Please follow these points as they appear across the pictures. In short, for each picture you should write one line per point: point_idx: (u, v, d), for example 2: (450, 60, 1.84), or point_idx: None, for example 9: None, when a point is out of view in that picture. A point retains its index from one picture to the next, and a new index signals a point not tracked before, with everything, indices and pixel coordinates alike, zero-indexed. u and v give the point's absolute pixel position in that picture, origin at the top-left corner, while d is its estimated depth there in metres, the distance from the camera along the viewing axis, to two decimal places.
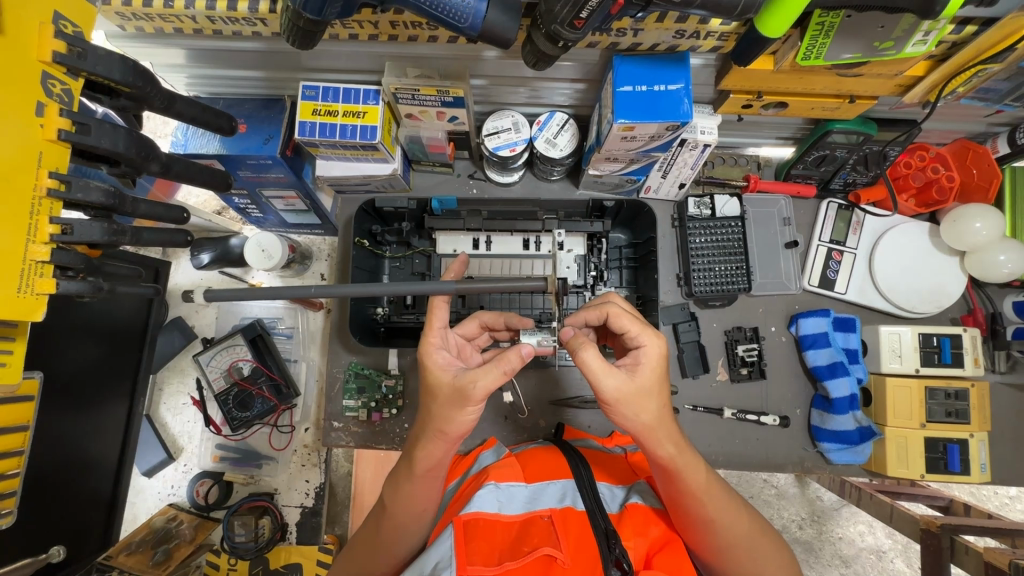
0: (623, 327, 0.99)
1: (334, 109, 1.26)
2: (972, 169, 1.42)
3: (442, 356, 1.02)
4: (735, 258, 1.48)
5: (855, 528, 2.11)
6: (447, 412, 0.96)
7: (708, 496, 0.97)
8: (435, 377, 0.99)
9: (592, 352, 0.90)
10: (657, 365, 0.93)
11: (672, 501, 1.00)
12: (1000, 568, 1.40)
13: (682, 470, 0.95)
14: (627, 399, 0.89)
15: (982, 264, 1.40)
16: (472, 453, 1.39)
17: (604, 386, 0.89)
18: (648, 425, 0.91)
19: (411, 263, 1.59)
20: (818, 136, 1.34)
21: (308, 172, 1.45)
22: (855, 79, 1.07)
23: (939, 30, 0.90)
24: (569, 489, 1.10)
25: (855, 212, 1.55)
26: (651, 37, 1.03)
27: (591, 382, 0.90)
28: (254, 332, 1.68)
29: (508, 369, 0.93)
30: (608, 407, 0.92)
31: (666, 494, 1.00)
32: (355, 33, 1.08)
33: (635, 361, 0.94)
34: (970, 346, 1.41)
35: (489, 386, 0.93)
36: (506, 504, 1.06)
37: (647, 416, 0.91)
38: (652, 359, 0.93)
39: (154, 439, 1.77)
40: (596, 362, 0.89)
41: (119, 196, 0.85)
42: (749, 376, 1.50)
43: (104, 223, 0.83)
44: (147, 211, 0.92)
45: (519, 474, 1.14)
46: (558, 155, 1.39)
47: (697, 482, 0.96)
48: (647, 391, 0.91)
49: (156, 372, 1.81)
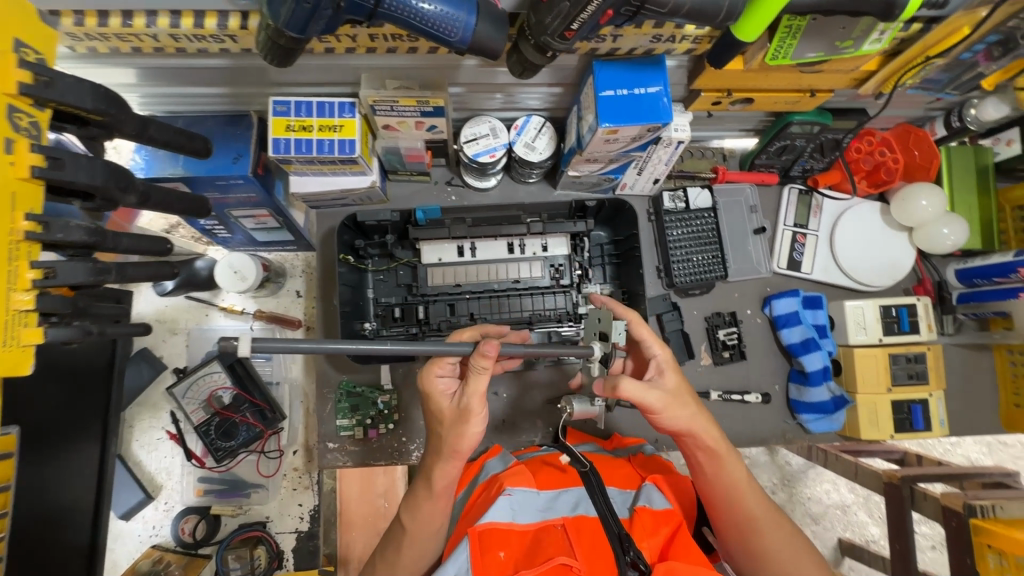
0: (641, 336, 1.07)
1: (308, 123, 1.22)
2: (914, 151, 1.53)
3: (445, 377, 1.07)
4: (712, 247, 1.56)
5: (822, 487, 2.25)
6: (453, 429, 1.03)
7: (749, 490, 1.05)
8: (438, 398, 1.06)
9: (628, 382, 0.98)
10: (676, 368, 1.06)
11: (713, 498, 1.06)
12: (956, 510, 1.54)
13: (726, 461, 1.05)
14: (667, 407, 1.01)
15: (930, 238, 1.53)
16: (477, 460, 1.38)
17: (648, 401, 0.99)
18: (687, 428, 1.02)
19: (395, 275, 1.53)
20: (778, 128, 1.42)
21: (280, 188, 1.39)
22: (816, 74, 1.15)
23: (893, 29, 0.97)
24: (581, 496, 1.12)
25: (815, 196, 1.64)
26: (629, 42, 1.06)
27: (636, 403, 1.00)
28: (232, 358, 1.62)
29: (483, 368, 0.97)
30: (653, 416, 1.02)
31: (709, 491, 1.07)
32: (331, 47, 1.05)
33: (658, 369, 1.05)
34: (924, 313, 1.53)
35: (479, 388, 1.00)
36: (519, 512, 1.06)
37: (687, 419, 1.03)
38: (670, 363, 1.05)
39: (130, 479, 1.67)
40: (634, 389, 0.98)
41: (100, 232, 0.81)
42: (731, 358, 1.58)
43: (88, 262, 0.78)
44: (129, 245, 0.88)
45: (531, 480, 1.14)
46: (537, 159, 1.40)
47: (736, 474, 1.04)
48: (679, 394, 1.02)
49: (126, 408, 1.70)
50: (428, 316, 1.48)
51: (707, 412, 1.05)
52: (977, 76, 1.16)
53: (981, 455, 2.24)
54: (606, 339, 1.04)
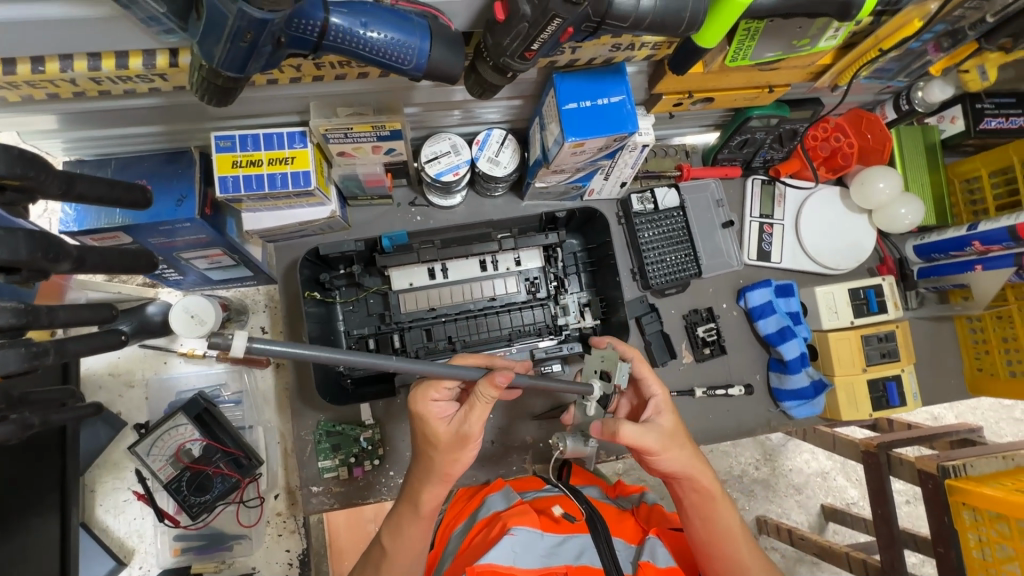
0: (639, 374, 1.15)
1: (257, 158, 1.14)
2: (868, 134, 1.57)
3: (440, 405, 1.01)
4: (683, 246, 1.56)
5: (801, 457, 2.27)
6: (451, 458, 0.99)
7: (742, 538, 1.08)
8: (435, 427, 0.99)
9: (628, 425, 1.02)
10: (670, 409, 1.11)
11: (705, 546, 1.09)
12: (931, 472, 1.55)
13: (720, 508, 1.08)
14: (666, 449, 1.04)
15: (888, 218, 1.58)
16: (479, 492, 1.35)
17: (648, 445, 1.02)
18: (683, 468, 1.06)
19: (366, 305, 1.47)
20: (738, 123, 1.43)
21: (232, 225, 1.30)
22: (773, 71, 1.14)
23: (847, 26, 0.97)
24: (587, 544, 1.10)
25: (777, 185, 1.66)
26: (589, 52, 1.03)
27: (636, 447, 1.02)
28: (198, 408, 1.51)
29: (492, 399, 0.94)
30: (652, 458, 1.05)
31: (701, 539, 1.08)
32: (274, 78, 0.98)
33: (656, 409, 1.10)
34: (890, 292, 1.58)
35: (480, 419, 0.96)
36: (521, 555, 1.04)
37: (683, 462, 1.06)
38: (667, 405, 1.11)
39: (98, 548, 1.54)
40: (635, 431, 1.01)
41: (31, 310, 0.72)
42: (711, 354, 1.59)
43: (20, 347, 0.70)
44: (65, 318, 0.80)
45: (535, 521, 1.12)
46: (502, 173, 1.36)
47: (728, 520, 1.08)
48: (675, 435, 1.07)
49: (84, 473, 1.58)
50: (404, 344, 1.43)
51: (701, 455, 1.09)
52: (925, 63, 1.19)
53: (943, 411, 2.32)
54: (608, 379, 1.17)
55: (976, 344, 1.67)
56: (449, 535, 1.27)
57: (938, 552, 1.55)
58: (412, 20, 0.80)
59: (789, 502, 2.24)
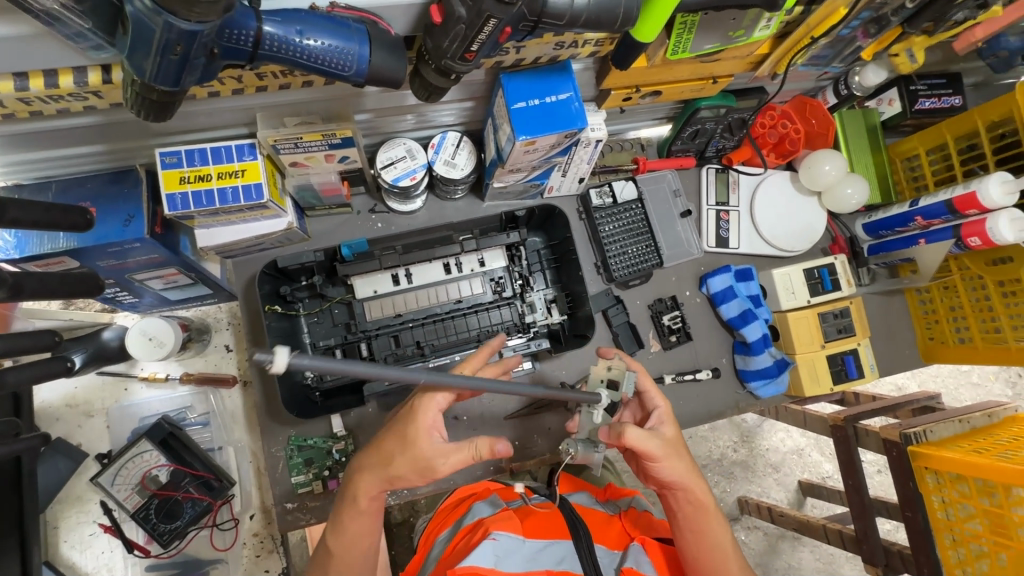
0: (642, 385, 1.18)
1: (205, 172, 1.11)
2: (811, 119, 1.61)
3: (434, 419, 0.98)
4: (644, 237, 1.60)
5: (777, 437, 2.32)
6: (405, 474, 0.97)
7: (731, 559, 1.08)
8: (409, 425, 0.97)
9: (634, 428, 1.04)
10: (671, 420, 1.13)
11: (696, 562, 1.08)
12: (895, 441, 1.58)
13: (713, 523, 1.08)
14: (667, 456, 1.05)
15: (835, 199, 1.64)
16: (466, 497, 1.34)
17: (651, 450, 1.04)
18: (681, 479, 1.07)
19: (331, 315, 1.44)
20: (688, 115, 1.46)
21: (186, 244, 1.27)
22: (715, 63, 1.18)
23: (778, 16, 1.01)
24: (569, 550, 1.11)
25: (730, 173, 1.70)
26: (533, 51, 1.04)
27: (639, 451, 1.04)
28: (163, 432, 1.48)
29: (478, 453, 0.99)
30: (653, 466, 1.06)
31: (693, 553, 1.08)
32: (216, 91, 0.96)
33: (658, 420, 1.13)
34: (843, 270, 1.64)
35: (455, 464, 0.98)
36: (503, 558, 1.04)
37: (682, 472, 1.07)
38: (669, 416, 1.13)
39: None
40: (640, 435, 1.03)
41: None
42: (678, 341, 1.62)
43: None
44: None
45: (518, 526, 1.12)
46: (460, 175, 1.36)
47: (720, 537, 1.08)
48: (676, 445, 1.09)
49: (45, 509, 1.51)
50: (371, 352, 1.41)
51: (698, 469, 1.10)
52: (856, 49, 1.25)
53: (906, 381, 2.41)
54: (616, 389, 1.22)
55: (926, 314, 1.75)
56: (434, 540, 1.27)
57: (905, 516, 1.56)
58: (350, 26, 0.80)
59: (768, 482, 2.29)
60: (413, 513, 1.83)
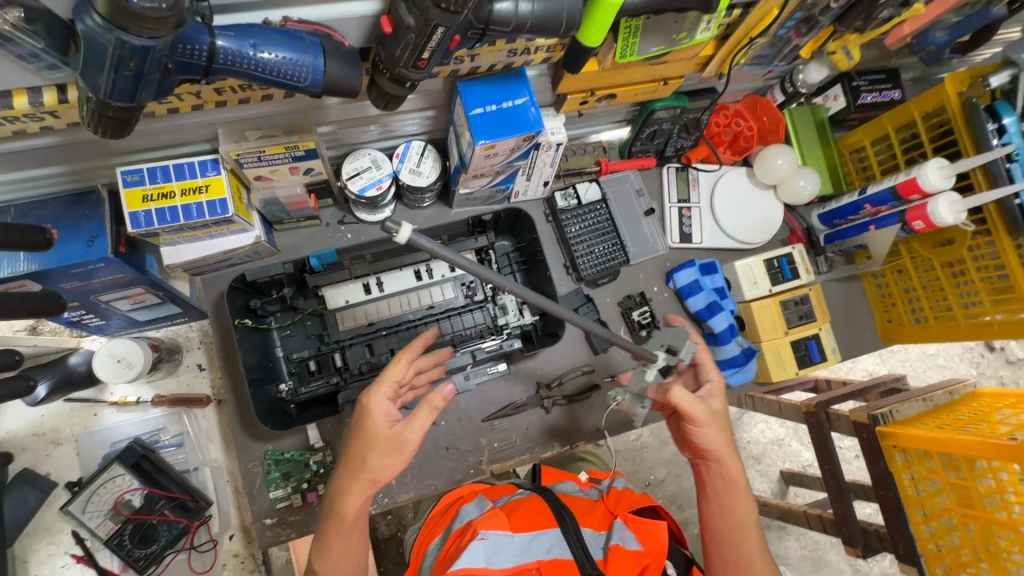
0: (698, 358, 1.24)
1: (169, 189, 1.12)
2: (763, 117, 1.68)
3: (385, 405, 1.00)
4: (609, 236, 1.63)
5: (757, 428, 2.40)
6: (382, 461, 0.98)
7: (750, 541, 1.11)
8: (374, 426, 0.98)
9: (682, 389, 1.11)
10: (718, 396, 1.19)
11: (715, 530, 1.13)
12: (864, 422, 1.61)
13: (739, 501, 1.13)
14: (707, 424, 1.12)
15: (790, 191, 1.71)
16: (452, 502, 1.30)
17: (694, 412, 1.11)
18: (717, 449, 1.13)
19: (304, 327, 1.45)
20: (645, 116, 1.52)
21: (153, 262, 1.26)
22: (663, 65, 1.23)
23: (717, 18, 1.07)
24: (557, 538, 1.12)
25: (690, 171, 1.77)
26: (488, 59, 1.08)
27: (682, 411, 1.11)
28: (134, 455, 1.44)
29: (437, 408, 0.99)
30: (694, 428, 1.13)
31: (715, 521, 1.13)
32: (175, 107, 0.98)
33: (709, 392, 1.19)
34: (800, 259, 1.72)
35: (422, 428, 0.99)
36: (494, 557, 1.04)
37: (720, 442, 1.13)
38: (719, 390, 1.19)
39: None
40: (686, 397, 1.10)
41: None
42: (649, 335, 1.66)
43: None
44: None
45: (504, 521, 1.12)
46: (426, 183, 1.39)
47: (743, 516, 1.12)
48: (720, 417, 1.15)
49: (14, 543, 1.47)
50: (346, 362, 1.41)
51: (735, 449, 1.15)
52: (795, 47, 1.32)
53: (876, 365, 2.49)
54: (673, 353, 1.24)
55: (883, 298, 1.84)
56: (426, 549, 1.24)
57: (879, 496, 1.60)
58: (304, 39, 0.82)
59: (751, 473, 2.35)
60: (401, 527, 1.82)
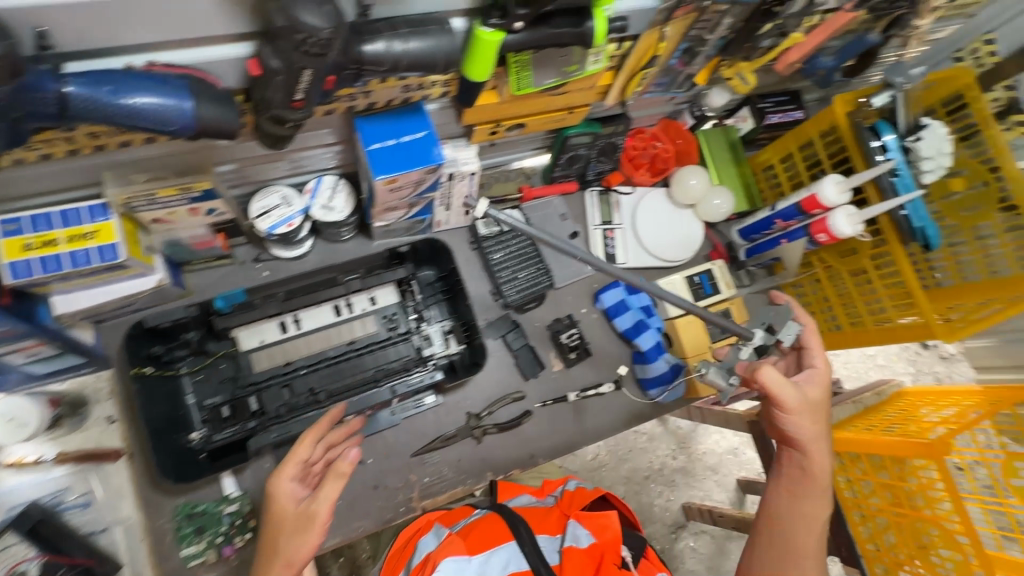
0: (808, 342, 1.37)
1: (52, 237, 1.05)
2: (677, 139, 1.76)
3: (290, 485, 1.07)
4: (533, 261, 1.65)
5: (712, 439, 2.29)
6: (292, 541, 1.02)
7: (818, 528, 1.24)
8: (282, 506, 1.05)
9: (773, 371, 1.23)
10: (822, 383, 1.31)
11: (777, 519, 1.27)
12: None
13: (820, 485, 1.26)
14: (803, 410, 1.25)
15: (706, 210, 1.81)
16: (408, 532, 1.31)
17: (784, 397, 1.23)
18: (809, 436, 1.26)
19: (216, 371, 1.39)
20: (560, 143, 1.56)
21: (44, 313, 1.19)
22: (565, 95, 1.27)
23: (604, 50, 1.11)
24: (512, 552, 1.20)
25: (612, 194, 1.81)
26: (383, 95, 1.09)
27: (771, 395, 1.23)
28: (30, 521, 1.28)
29: (342, 475, 1.04)
30: (786, 413, 1.25)
31: (785, 509, 1.27)
32: (47, 152, 0.94)
33: (812, 377, 1.31)
34: (720, 274, 1.81)
35: (330, 500, 1.04)
36: None
37: (814, 429, 1.26)
38: (821, 377, 1.31)
39: None
40: (776, 379, 1.22)
41: None
42: (578, 358, 1.66)
43: None
44: None
45: (462, 547, 1.18)
46: (339, 218, 1.38)
47: (809, 510, 1.25)
48: (819, 404, 1.28)
49: None
50: (262, 406, 1.36)
51: (825, 441, 1.28)
52: (688, 75, 1.39)
53: None
54: (772, 333, 1.34)
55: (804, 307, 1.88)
56: None
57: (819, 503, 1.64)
58: (170, 83, 0.81)
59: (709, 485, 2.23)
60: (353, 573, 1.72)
